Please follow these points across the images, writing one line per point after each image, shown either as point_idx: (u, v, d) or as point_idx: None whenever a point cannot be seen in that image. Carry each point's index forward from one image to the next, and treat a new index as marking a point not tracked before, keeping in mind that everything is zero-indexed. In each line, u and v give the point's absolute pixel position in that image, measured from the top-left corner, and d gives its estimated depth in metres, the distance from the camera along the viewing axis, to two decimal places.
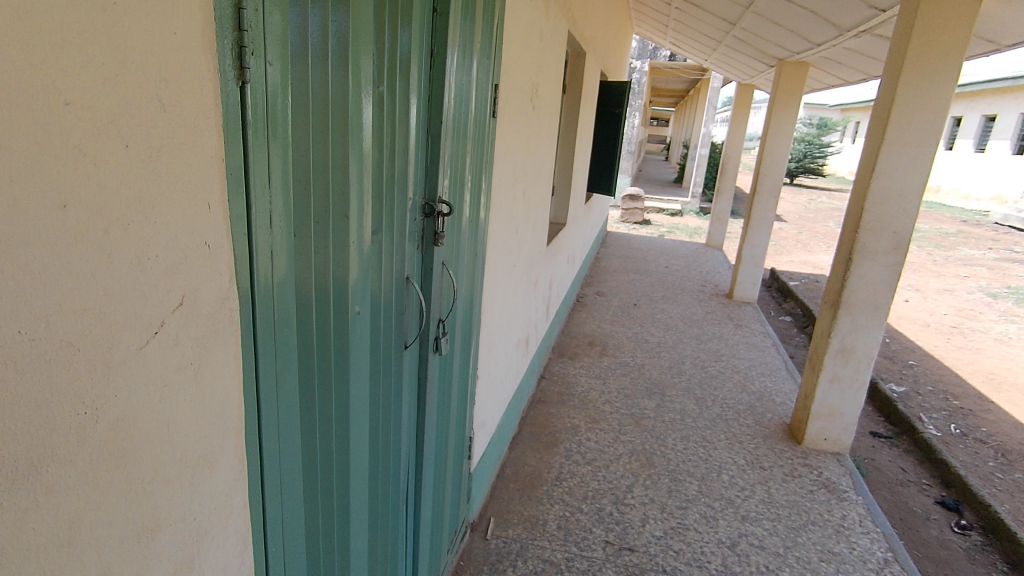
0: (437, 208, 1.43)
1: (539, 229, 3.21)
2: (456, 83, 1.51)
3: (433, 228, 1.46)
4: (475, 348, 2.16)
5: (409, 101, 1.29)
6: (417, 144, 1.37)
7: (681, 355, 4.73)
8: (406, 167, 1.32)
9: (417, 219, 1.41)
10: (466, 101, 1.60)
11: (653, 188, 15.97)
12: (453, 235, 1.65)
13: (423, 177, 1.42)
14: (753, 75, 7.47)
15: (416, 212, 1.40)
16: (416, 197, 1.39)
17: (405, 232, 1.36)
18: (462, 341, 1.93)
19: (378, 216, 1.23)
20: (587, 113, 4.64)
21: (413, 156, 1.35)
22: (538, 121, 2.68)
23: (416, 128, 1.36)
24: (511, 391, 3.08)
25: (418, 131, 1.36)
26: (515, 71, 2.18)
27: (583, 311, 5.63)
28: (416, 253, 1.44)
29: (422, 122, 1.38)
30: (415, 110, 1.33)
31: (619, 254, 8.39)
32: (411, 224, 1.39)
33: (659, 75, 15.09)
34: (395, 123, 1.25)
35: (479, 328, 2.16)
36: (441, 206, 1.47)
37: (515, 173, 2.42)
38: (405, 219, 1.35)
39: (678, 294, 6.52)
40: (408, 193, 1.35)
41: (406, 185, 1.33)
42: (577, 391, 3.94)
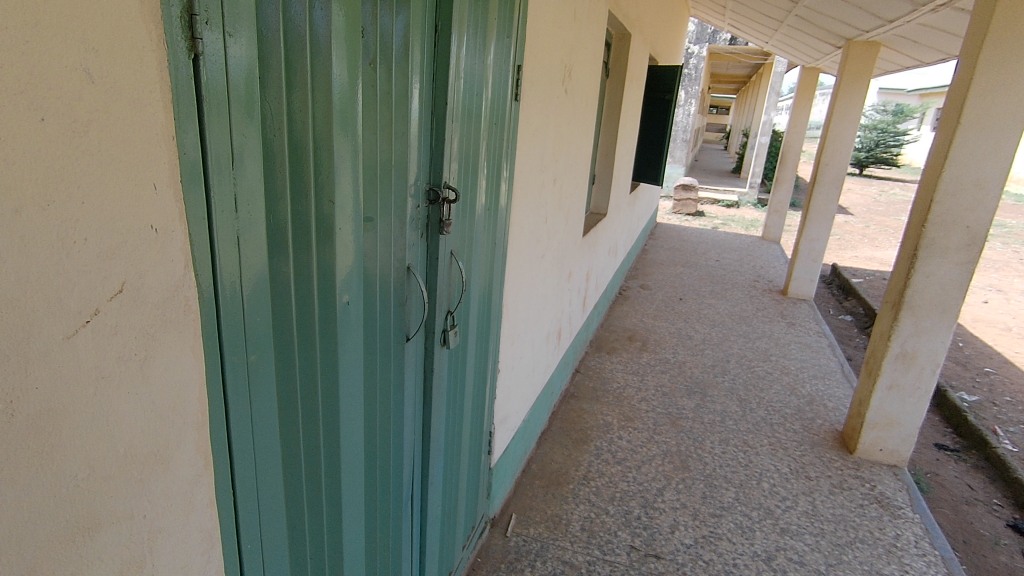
0: (441, 194, 1.35)
1: (574, 218, 3.10)
2: (466, 63, 1.43)
3: (438, 216, 1.39)
4: (495, 342, 2.09)
5: (409, 81, 1.23)
6: (420, 128, 1.30)
7: (726, 353, 4.51)
8: (406, 151, 1.26)
9: (419, 205, 1.35)
10: (478, 83, 1.52)
11: (709, 178, 15.39)
12: (465, 224, 1.58)
13: (427, 162, 1.35)
14: (819, 57, 7.01)
15: (417, 198, 1.33)
16: (417, 182, 1.32)
17: (406, 219, 1.30)
18: (477, 333, 1.87)
19: (373, 201, 1.17)
20: (633, 99, 4.46)
21: (414, 140, 1.28)
22: (572, 105, 2.56)
23: (419, 109, 1.29)
24: (539, 385, 3.00)
25: (421, 114, 1.30)
26: (543, 52, 2.08)
27: (625, 305, 5.46)
28: (419, 242, 1.37)
29: (426, 103, 1.31)
30: (416, 90, 1.26)
31: (668, 246, 8.12)
32: (413, 211, 1.32)
33: (720, 61, 14.49)
34: (392, 104, 1.18)
35: (499, 322, 2.09)
36: (448, 192, 1.40)
37: (544, 160, 2.32)
38: (406, 206, 1.29)
39: (728, 289, 6.23)
40: (408, 178, 1.28)
41: (405, 169, 1.27)
42: (613, 387, 3.81)
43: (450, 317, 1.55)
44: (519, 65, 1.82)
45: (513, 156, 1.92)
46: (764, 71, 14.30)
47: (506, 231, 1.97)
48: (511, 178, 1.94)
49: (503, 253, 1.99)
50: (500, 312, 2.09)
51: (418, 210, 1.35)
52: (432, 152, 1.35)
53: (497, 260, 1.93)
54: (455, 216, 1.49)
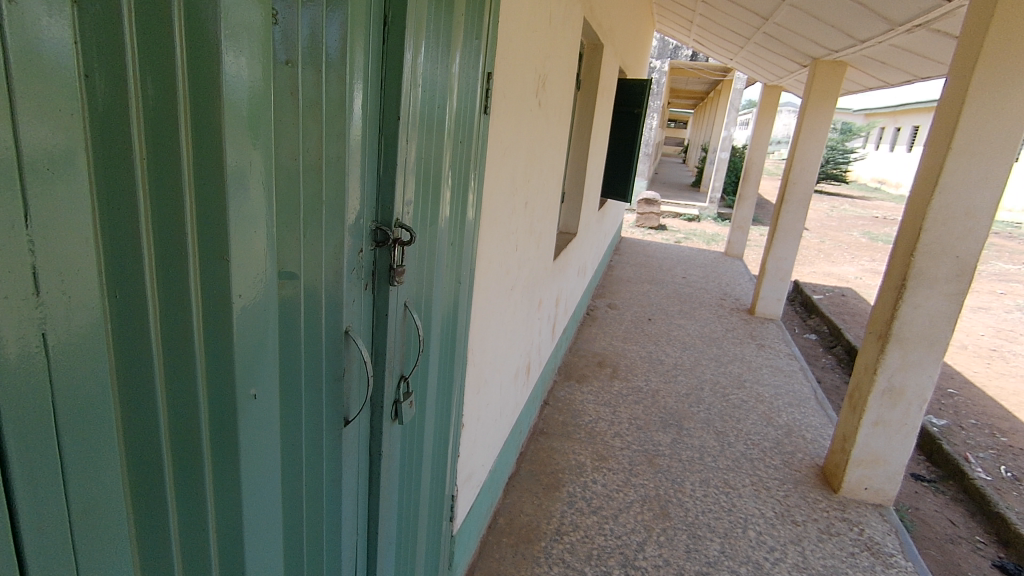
0: (391, 235, 1.03)
1: (545, 241, 2.82)
2: (425, 65, 1.12)
3: (388, 262, 1.08)
4: (459, 393, 1.79)
5: (349, 88, 0.91)
6: (364, 148, 0.99)
7: (699, 380, 4.31)
8: (345, 180, 0.94)
9: (363, 249, 1.03)
10: (439, 92, 1.22)
11: (671, 192, 15.51)
12: (423, 266, 1.28)
13: (375, 194, 1.04)
14: (782, 76, 7.02)
15: (360, 241, 1.02)
16: (360, 219, 1.00)
17: (345, 268, 0.98)
18: (438, 391, 1.56)
19: (293, 249, 0.85)
20: (603, 113, 4.24)
21: (356, 164, 0.97)
22: (545, 119, 2.29)
23: (364, 125, 0.98)
24: (507, 428, 2.70)
25: (365, 130, 0.99)
26: (515, 59, 1.80)
27: (593, 326, 5.23)
28: (362, 296, 1.05)
29: (371, 116, 1.00)
30: (359, 100, 0.95)
31: (633, 262, 7.97)
32: (355, 257, 1.01)
33: (681, 77, 14.64)
34: (324, 118, 0.87)
35: (464, 371, 1.79)
36: (400, 231, 1.08)
37: (515, 180, 2.03)
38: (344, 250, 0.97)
39: (696, 308, 6.09)
40: (346, 217, 0.96)
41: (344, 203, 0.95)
42: (584, 422, 3.54)
43: (404, 385, 1.24)
44: (491, 73, 1.54)
45: (482, 179, 1.63)
46: (723, 87, 14.49)
47: (472, 267, 1.68)
48: (479, 204, 1.65)
49: (470, 293, 1.70)
50: (466, 359, 1.79)
51: (362, 256, 1.03)
52: (380, 182, 1.04)
53: (461, 303, 1.63)
54: (411, 258, 1.18)
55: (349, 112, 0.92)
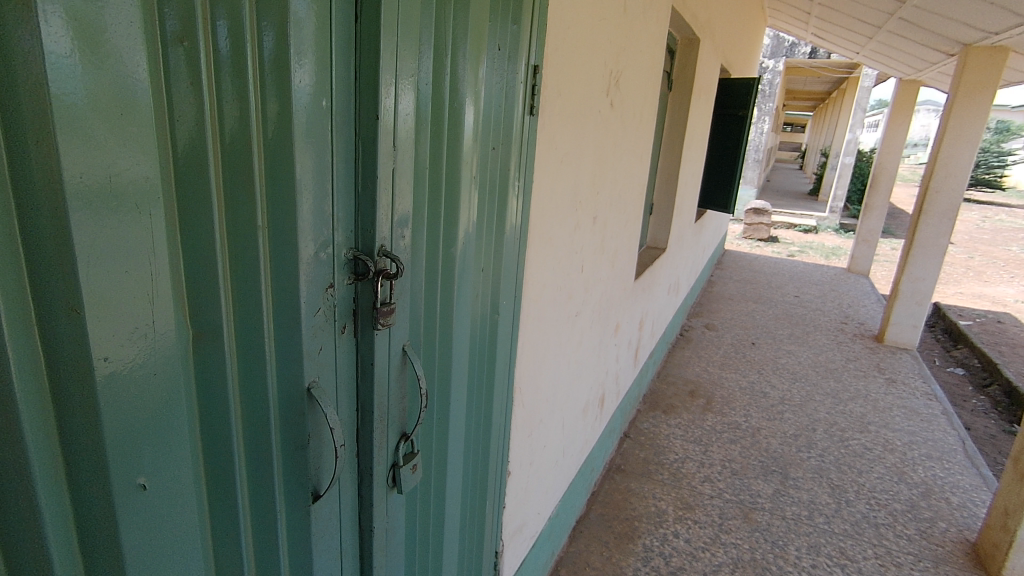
0: (369, 268, 0.80)
1: (625, 259, 2.49)
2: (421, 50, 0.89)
3: (370, 299, 0.85)
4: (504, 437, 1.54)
5: (303, 80, 0.69)
6: (335, 156, 0.77)
7: (811, 419, 3.71)
8: (304, 199, 0.72)
9: (338, 284, 0.81)
10: (448, 84, 0.98)
11: (785, 201, 14.23)
12: (432, 296, 1.04)
13: (353, 213, 0.82)
14: (921, 68, 6.08)
15: (331, 273, 0.79)
16: (329, 246, 0.78)
17: (307, 309, 0.76)
18: (467, 440, 1.32)
19: (212, 289, 0.65)
20: (701, 115, 3.81)
21: (322, 176, 0.75)
22: (619, 120, 1.99)
23: (334, 127, 0.76)
24: (575, 468, 2.39)
25: (336, 134, 0.76)
26: (576, 49, 1.52)
27: (687, 349, 4.74)
28: (336, 342, 0.83)
29: (345, 114, 0.78)
30: (324, 93, 0.73)
31: (737, 277, 7.26)
32: (322, 294, 0.78)
33: (798, 76, 13.44)
34: (256, 116, 0.65)
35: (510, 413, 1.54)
36: (386, 261, 0.85)
37: (578, 191, 1.75)
38: (305, 286, 0.75)
39: (810, 332, 5.36)
40: (306, 245, 0.74)
41: (305, 228, 0.73)
42: (668, 461, 3.12)
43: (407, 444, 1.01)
44: (539, 63, 1.29)
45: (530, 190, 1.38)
46: (849, 85, 13.09)
47: (517, 293, 1.43)
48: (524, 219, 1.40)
49: (513, 323, 1.45)
50: (511, 398, 1.54)
51: (334, 292, 0.81)
52: (359, 199, 0.82)
53: (500, 334, 1.38)
54: (408, 292, 0.94)
55: (303, 111, 0.70)
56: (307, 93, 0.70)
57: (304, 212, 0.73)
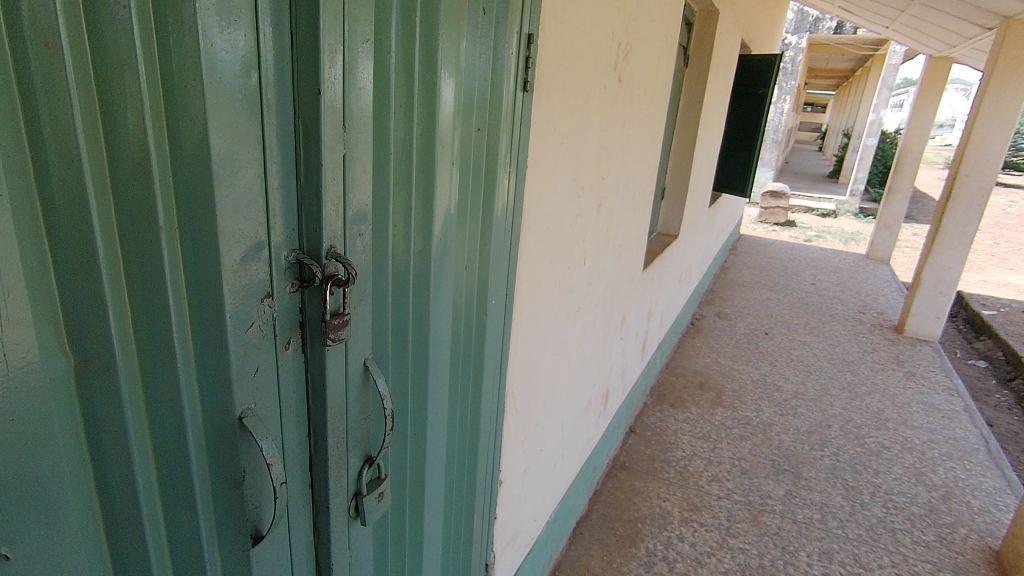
0: (313, 273, 0.67)
1: (633, 249, 2.34)
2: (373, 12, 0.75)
3: (319, 312, 0.72)
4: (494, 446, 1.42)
5: (222, 42, 0.55)
6: (268, 136, 0.63)
7: (826, 415, 3.57)
8: (228, 192, 0.59)
9: (277, 292, 0.68)
10: (416, 55, 0.84)
11: (804, 183, 13.85)
12: (399, 299, 0.92)
13: (295, 207, 0.68)
14: (954, 45, 5.74)
15: (268, 280, 0.66)
16: (264, 248, 0.65)
17: (236, 324, 0.63)
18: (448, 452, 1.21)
19: (98, 307, 0.51)
20: (718, 94, 3.60)
21: (252, 163, 0.61)
22: (628, 98, 1.82)
23: (266, 103, 0.62)
24: (575, 469, 2.27)
25: (269, 111, 0.63)
26: (580, 18, 1.36)
27: (697, 339, 4.59)
28: (278, 362, 0.71)
29: (281, 86, 0.64)
30: (250, 60, 0.59)
31: (752, 264, 7.05)
32: (256, 306, 0.66)
33: (820, 54, 12.96)
34: (155, 96, 0.51)
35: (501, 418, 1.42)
36: (337, 266, 0.72)
37: (580, 177, 1.59)
38: (231, 298, 0.62)
39: (826, 322, 5.18)
40: (234, 250, 0.61)
41: (230, 227, 0.60)
42: (675, 459, 3.00)
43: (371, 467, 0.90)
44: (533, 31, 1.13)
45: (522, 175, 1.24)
46: (874, 63, 12.59)
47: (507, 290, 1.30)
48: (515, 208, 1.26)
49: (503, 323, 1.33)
50: (502, 404, 1.42)
51: (274, 302, 0.68)
52: (302, 190, 0.68)
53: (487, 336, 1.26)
54: (366, 299, 0.81)
55: (221, 82, 0.56)
56: (227, 59, 0.56)
57: (228, 208, 0.59)
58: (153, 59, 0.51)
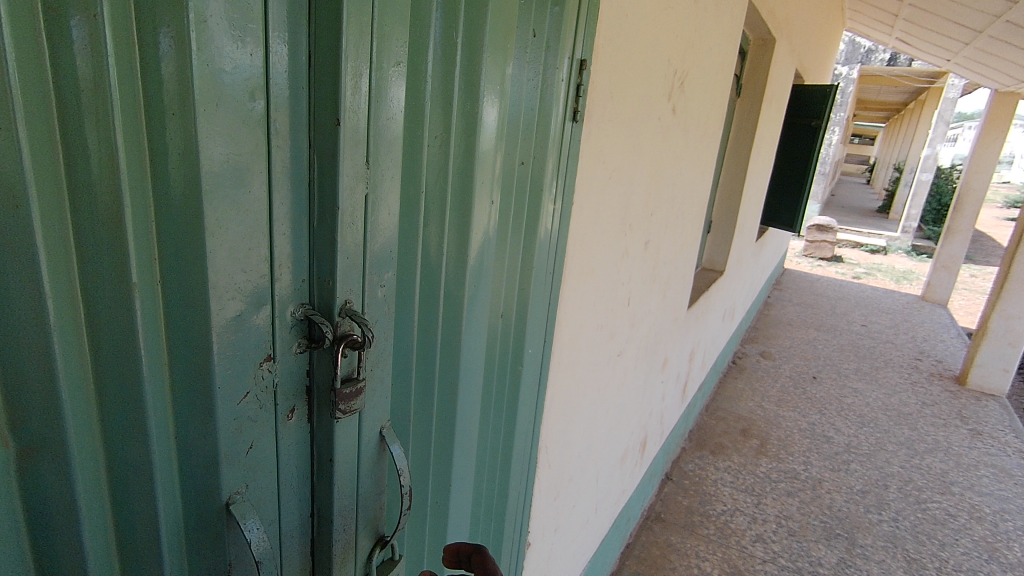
0: (325, 334, 0.57)
1: (679, 288, 2.19)
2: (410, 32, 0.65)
3: (327, 378, 0.61)
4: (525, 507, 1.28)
5: (229, 60, 0.46)
6: (276, 173, 0.53)
7: (882, 474, 3.29)
8: (223, 236, 0.48)
9: (280, 355, 0.58)
10: (457, 80, 0.74)
11: (851, 218, 13.37)
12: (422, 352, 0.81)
13: (305, 255, 0.58)
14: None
15: (270, 341, 0.56)
16: (266, 303, 0.55)
17: (226, 396, 0.52)
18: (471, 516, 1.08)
19: (43, 379, 0.41)
20: (770, 126, 3.44)
21: (259, 202, 0.51)
22: (682, 129, 1.70)
23: (275, 132, 0.52)
24: (608, 523, 2.10)
25: (279, 141, 0.53)
26: (636, 45, 1.25)
27: (739, 380, 4.35)
28: (276, 436, 0.60)
29: (295, 112, 0.54)
30: (261, 82, 0.49)
31: (796, 301, 6.75)
32: (253, 372, 0.55)
33: (872, 86, 12.59)
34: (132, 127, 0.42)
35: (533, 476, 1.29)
36: (351, 326, 0.62)
37: (629, 213, 1.47)
38: (224, 366, 0.51)
39: (880, 368, 4.86)
40: (228, 307, 0.50)
41: (224, 280, 0.49)
42: (715, 513, 2.79)
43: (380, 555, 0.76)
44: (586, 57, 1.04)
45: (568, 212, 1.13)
46: (930, 97, 12.14)
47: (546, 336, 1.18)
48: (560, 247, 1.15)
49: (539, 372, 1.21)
50: (535, 460, 1.28)
51: (275, 366, 0.57)
52: (315, 235, 0.58)
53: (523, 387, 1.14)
54: (384, 360, 0.70)
55: (223, 106, 0.46)
56: (234, 79, 0.47)
57: (223, 257, 0.49)
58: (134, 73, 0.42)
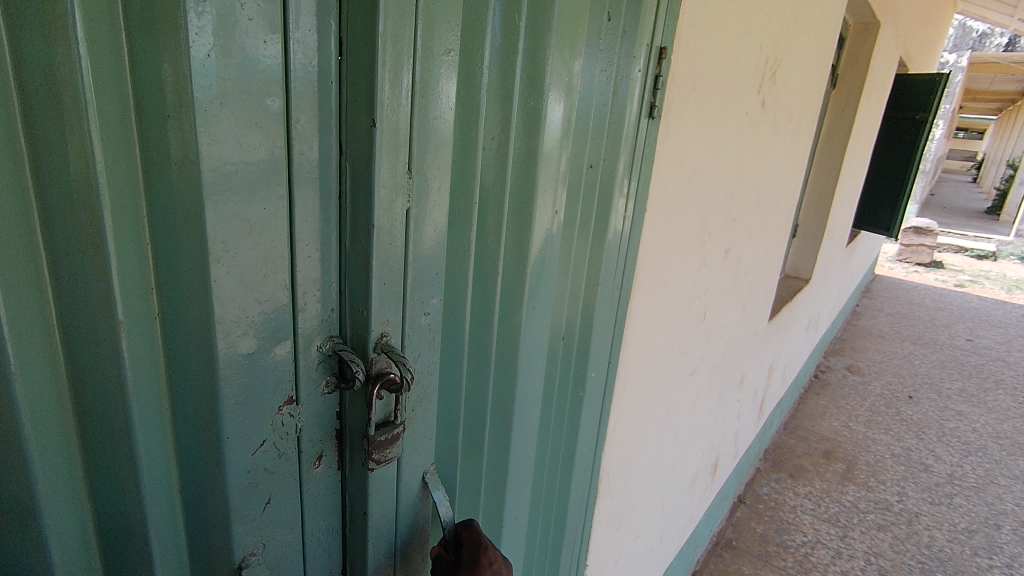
0: (354, 375, 0.49)
1: (760, 299, 1.99)
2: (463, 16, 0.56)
3: (358, 423, 0.54)
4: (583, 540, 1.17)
5: (240, 50, 0.38)
6: (299, 184, 0.45)
7: (994, 512, 2.91)
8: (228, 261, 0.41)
9: (306, 395, 0.50)
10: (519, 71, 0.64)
11: (954, 219, 12.18)
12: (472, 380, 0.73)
13: (332, 280, 0.51)
14: None
15: (292, 381, 0.49)
16: (287, 338, 0.47)
17: (235, 445, 0.45)
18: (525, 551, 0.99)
19: (6, 436, 0.34)
20: (869, 119, 3.12)
21: (276, 219, 0.43)
22: (771, 124, 1.52)
23: (298, 134, 0.44)
24: (674, 551, 1.95)
25: (303, 145, 0.45)
26: (723, 28, 1.10)
27: (823, 397, 4.02)
28: (299, 491, 0.52)
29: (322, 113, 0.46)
30: (281, 76, 0.41)
31: (890, 310, 6.19)
32: (271, 418, 0.47)
33: (984, 75, 11.40)
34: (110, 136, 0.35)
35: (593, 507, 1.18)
36: (385, 366, 0.54)
37: (708, 219, 1.32)
38: (233, 412, 0.44)
39: (989, 389, 4.34)
40: (240, 348, 0.43)
41: (232, 312, 0.42)
42: (793, 544, 2.55)
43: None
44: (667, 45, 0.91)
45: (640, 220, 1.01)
46: None
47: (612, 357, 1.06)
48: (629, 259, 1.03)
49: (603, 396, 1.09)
50: (596, 490, 1.16)
51: (298, 409, 0.50)
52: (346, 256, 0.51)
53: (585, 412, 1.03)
54: (424, 397, 0.62)
55: (230, 106, 0.38)
56: (245, 73, 0.39)
57: (231, 285, 0.41)
58: (121, 67, 0.35)
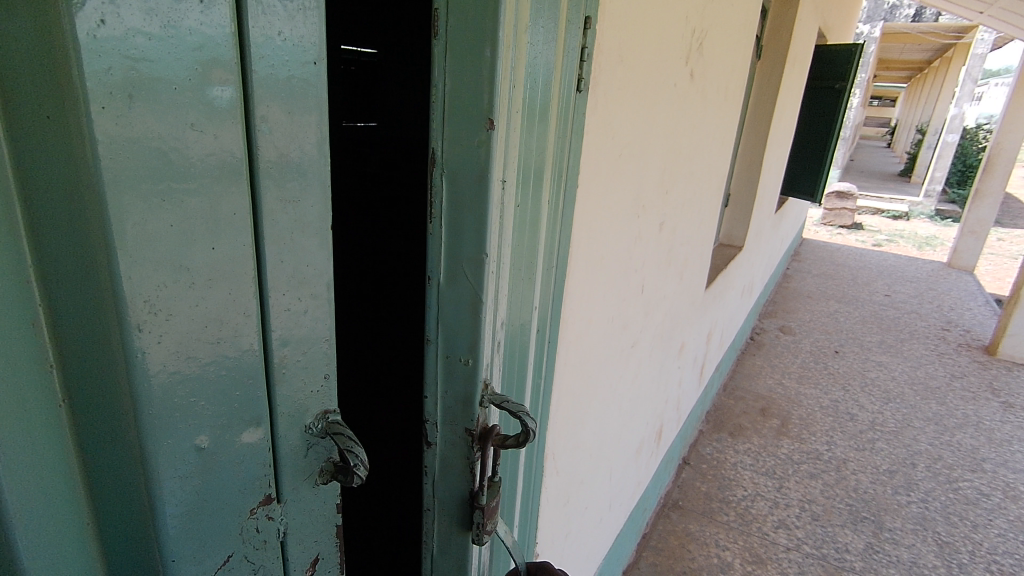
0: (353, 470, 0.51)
1: (696, 269, 2.05)
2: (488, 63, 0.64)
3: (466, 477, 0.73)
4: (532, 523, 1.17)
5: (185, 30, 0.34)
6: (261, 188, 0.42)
7: (911, 452, 3.16)
8: (187, 287, 0.38)
9: (283, 463, 0.50)
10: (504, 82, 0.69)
11: (871, 183, 12.95)
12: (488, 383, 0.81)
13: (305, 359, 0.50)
14: None
15: (270, 476, 0.49)
16: (263, 422, 0.46)
17: (181, 514, 0.41)
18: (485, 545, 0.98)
19: None
20: (792, 88, 3.23)
21: (239, 231, 0.40)
22: (701, 94, 1.53)
23: (247, 150, 0.40)
24: (623, 517, 2.01)
25: (254, 162, 0.40)
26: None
27: (759, 357, 4.22)
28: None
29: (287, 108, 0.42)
30: (232, 78, 0.37)
31: (816, 271, 6.55)
32: (243, 519, 0.47)
33: (894, 44, 12.04)
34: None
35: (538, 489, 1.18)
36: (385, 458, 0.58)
37: (642, 192, 1.33)
38: (180, 515, 0.41)
39: (905, 340, 4.68)
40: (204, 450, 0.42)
41: (172, 382, 0.38)
42: (735, 498, 2.69)
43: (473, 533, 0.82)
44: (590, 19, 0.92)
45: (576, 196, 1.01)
46: (958, 52, 11.57)
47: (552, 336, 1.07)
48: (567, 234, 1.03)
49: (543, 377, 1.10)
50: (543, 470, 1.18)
51: (278, 510, 0.50)
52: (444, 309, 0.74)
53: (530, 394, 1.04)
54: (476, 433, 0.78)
55: (166, 102, 0.34)
56: (192, 61, 0.35)
57: (165, 347, 0.37)
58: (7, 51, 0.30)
